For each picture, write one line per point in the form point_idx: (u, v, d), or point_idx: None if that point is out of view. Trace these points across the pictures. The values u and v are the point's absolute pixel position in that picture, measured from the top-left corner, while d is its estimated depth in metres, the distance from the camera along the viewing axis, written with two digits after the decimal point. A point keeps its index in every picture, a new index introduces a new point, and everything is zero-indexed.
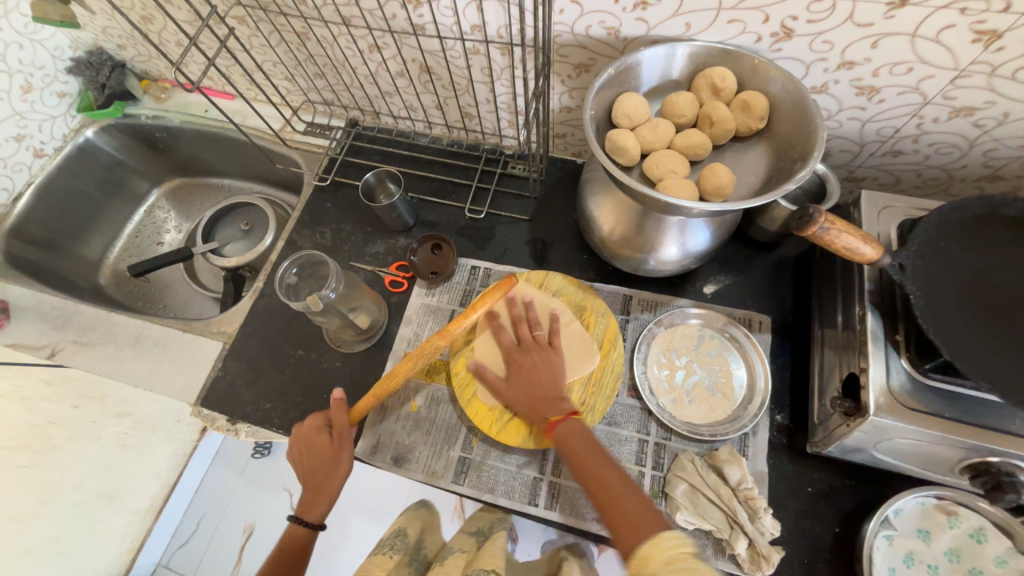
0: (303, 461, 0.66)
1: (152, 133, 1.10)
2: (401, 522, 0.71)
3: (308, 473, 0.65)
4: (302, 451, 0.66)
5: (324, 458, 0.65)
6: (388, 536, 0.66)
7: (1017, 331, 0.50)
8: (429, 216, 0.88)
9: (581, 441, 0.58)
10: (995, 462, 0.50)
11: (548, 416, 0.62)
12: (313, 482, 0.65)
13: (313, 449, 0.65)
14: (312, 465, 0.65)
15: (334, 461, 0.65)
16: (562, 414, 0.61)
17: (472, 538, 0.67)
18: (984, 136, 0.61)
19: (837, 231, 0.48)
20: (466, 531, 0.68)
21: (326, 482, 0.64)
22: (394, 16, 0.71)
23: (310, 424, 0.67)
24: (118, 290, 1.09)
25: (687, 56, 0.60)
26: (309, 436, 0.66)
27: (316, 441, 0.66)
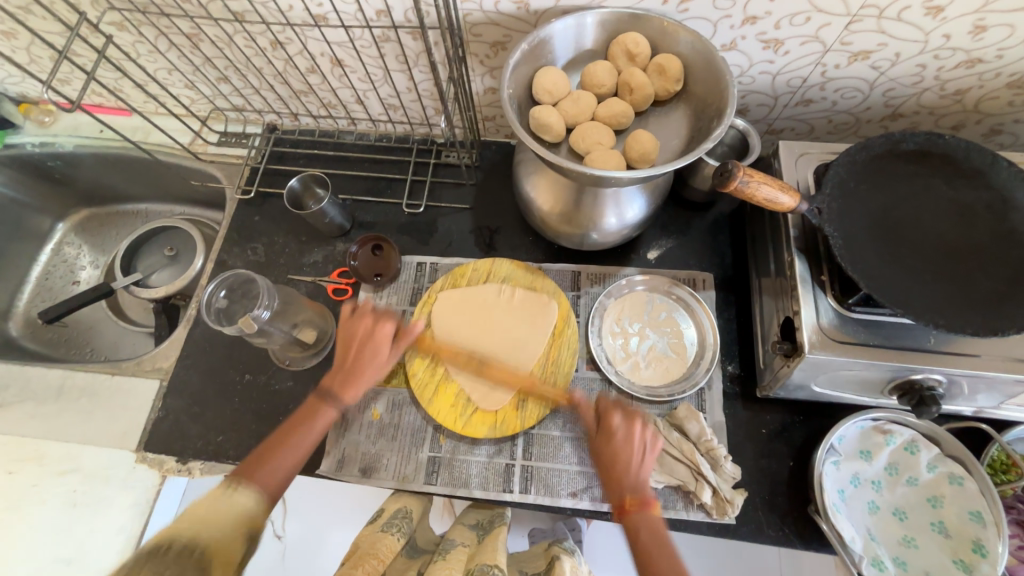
0: (352, 351, 0.63)
1: (43, 163, 0.99)
2: (399, 502, 0.66)
3: (350, 363, 0.62)
4: (354, 338, 0.64)
5: (374, 356, 0.63)
6: (392, 512, 0.64)
7: (924, 257, 0.54)
8: (366, 216, 0.84)
9: (650, 533, 0.51)
10: (917, 379, 0.55)
11: (627, 492, 0.54)
12: (354, 371, 0.62)
13: (370, 341, 0.63)
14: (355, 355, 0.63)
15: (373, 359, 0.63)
16: (641, 496, 0.54)
17: (472, 531, 0.63)
18: (881, 77, 0.64)
19: (756, 183, 0.49)
20: (465, 523, 0.65)
21: (369, 371, 0.62)
22: (291, 7, 0.66)
23: (383, 326, 0.64)
24: (34, 339, 0.99)
25: (598, 25, 0.60)
26: (374, 326, 0.64)
27: (376, 334, 0.64)
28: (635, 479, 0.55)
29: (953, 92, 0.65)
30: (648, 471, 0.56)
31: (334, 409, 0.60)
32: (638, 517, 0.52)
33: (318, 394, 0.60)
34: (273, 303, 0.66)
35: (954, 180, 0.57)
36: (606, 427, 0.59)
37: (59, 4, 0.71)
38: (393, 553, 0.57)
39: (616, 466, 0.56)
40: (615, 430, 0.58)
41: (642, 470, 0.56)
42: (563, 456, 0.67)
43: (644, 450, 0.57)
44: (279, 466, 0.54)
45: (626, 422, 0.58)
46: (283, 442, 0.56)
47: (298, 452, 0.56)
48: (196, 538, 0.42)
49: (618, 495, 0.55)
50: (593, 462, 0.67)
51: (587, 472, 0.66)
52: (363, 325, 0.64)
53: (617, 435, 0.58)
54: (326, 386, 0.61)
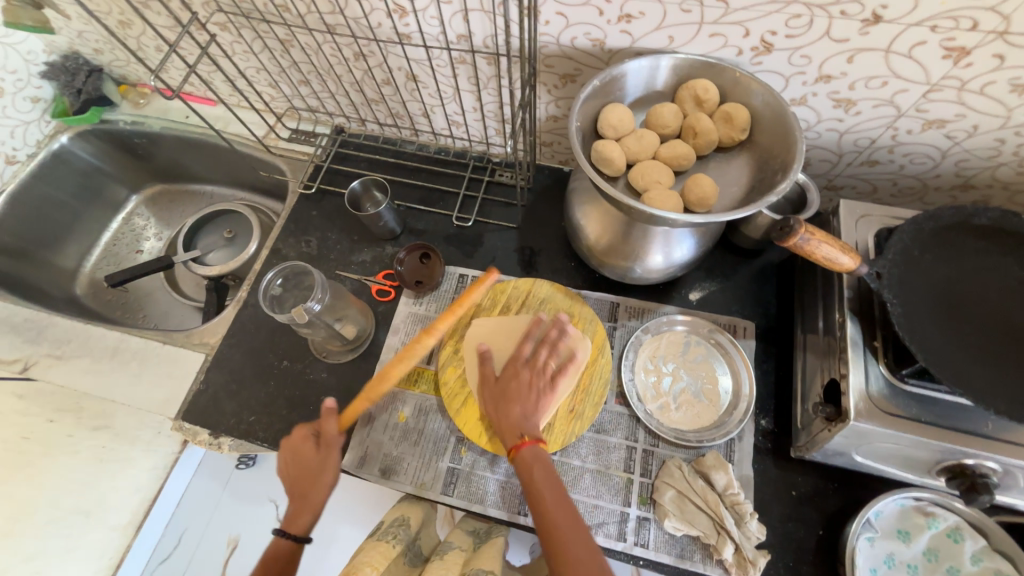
0: (296, 484, 0.61)
1: (130, 139, 1.08)
2: (398, 511, 0.66)
3: (297, 484, 0.61)
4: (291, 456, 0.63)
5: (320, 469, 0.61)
6: (390, 520, 0.64)
7: (988, 337, 0.52)
8: (416, 224, 0.87)
9: (543, 473, 0.58)
10: (970, 464, 0.52)
11: (524, 434, 0.60)
12: (302, 498, 0.60)
13: (303, 456, 0.62)
14: (298, 475, 0.62)
15: (321, 468, 0.61)
16: (535, 437, 0.60)
17: (469, 537, 0.64)
18: (955, 147, 0.63)
19: (816, 242, 0.49)
20: (463, 529, 0.66)
21: (314, 490, 0.61)
22: (379, 24, 0.71)
23: (301, 430, 0.64)
24: (95, 300, 1.06)
25: (670, 68, 0.61)
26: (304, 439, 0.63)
27: (303, 441, 0.63)
28: (531, 422, 0.61)
29: None
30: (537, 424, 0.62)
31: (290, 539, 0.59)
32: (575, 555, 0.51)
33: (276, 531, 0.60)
34: (324, 298, 0.69)
35: None
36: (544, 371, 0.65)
37: (174, 2, 0.79)
38: (386, 561, 0.56)
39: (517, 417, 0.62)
40: (536, 378, 0.64)
41: (538, 417, 0.62)
42: (582, 488, 0.66)
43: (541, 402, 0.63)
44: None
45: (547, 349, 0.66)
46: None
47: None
48: None
49: (514, 439, 0.60)
50: (612, 498, 0.65)
51: (604, 507, 0.65)
52: (308, 446, 0.63)
53: (542, 393, 0.63)
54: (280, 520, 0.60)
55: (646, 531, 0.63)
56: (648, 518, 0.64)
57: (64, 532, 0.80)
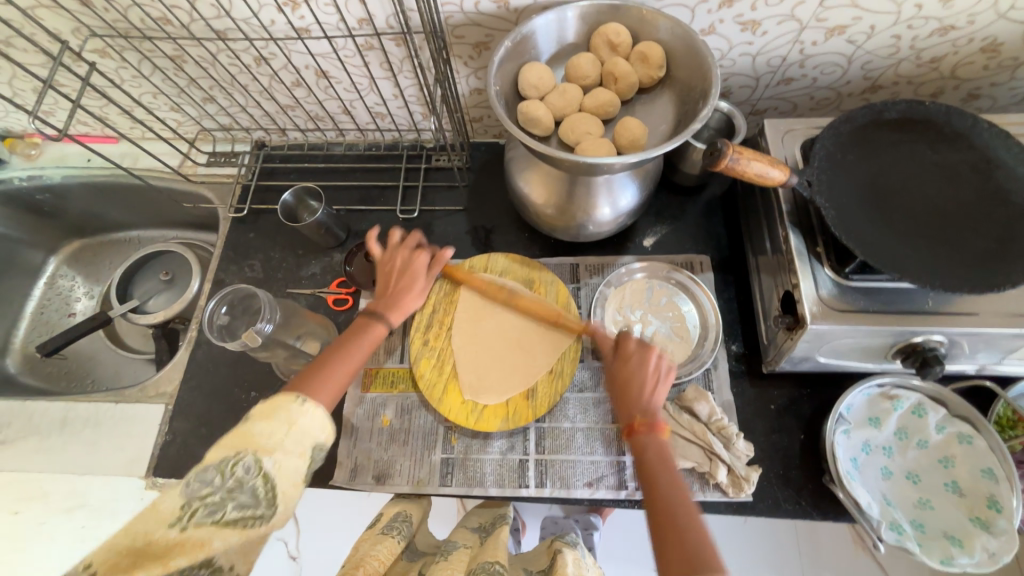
0: (392, 276, 0.63)
1: (32, 197, 0.99)
2: (399, 507, 0.64)
3: (399, 285, 0.62)
4: (392, 267, 0.64)
5: (410, 287, 0.62)
6: (392, 516, 0.62)
7: (915, 220, 0.55)
8: (361, 225, 0.85)
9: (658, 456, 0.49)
10: (919, 341, 0.56)
11: (636, 414, 0.52)
12: (396, 296, 0.61)
13: (407, 270, 0.63)
14: (387, 287, 0.62)
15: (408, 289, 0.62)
16: (649, 417, 0.52)
17: (474, 534, 0.61)
18: (858, 50, 0.66)
19: (746, 160, 0.50)
20: (467, 526, 0.64)
21: (409, 300, 0.62)
22: (272, 21, 0.67)
23: (419, 255, 0.64)
24: (34, 375, 0.98)
25: (578, 18, 0.61)
26: (411, 254, 0.64)
27: (415, 263, 0.64)
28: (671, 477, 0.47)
29: (929, 60, 0.67)
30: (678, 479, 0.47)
31: (381, 325, 0.58)
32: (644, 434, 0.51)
33: (366, 314, 0.59)
34: (276, 317, 0.66)
35: (937, 143, 0.58)
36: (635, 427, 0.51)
37: (40, 35, 0.72)
38: (392, 555, 0.54)
39: (628, 387, 0.54)
40: (645, 445, 0.50)
41: (654, 396, 0.53)
42: (576, 447, 0.67)
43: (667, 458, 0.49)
44: (339, 378, 0.52)
45: (642, 348, 0.56)
46: (328, 360, 0.53)
47: (347, 368, 0.53)
48: (243, 484, 0.38)
49: (627, 417, 0.53)
50: (606, 451, 0.66)
51: (600, 461, 0.66)
52: (400, 254, 0.64)
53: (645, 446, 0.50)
54: (371, 308, 0.60)
55: None
56: None
57: None
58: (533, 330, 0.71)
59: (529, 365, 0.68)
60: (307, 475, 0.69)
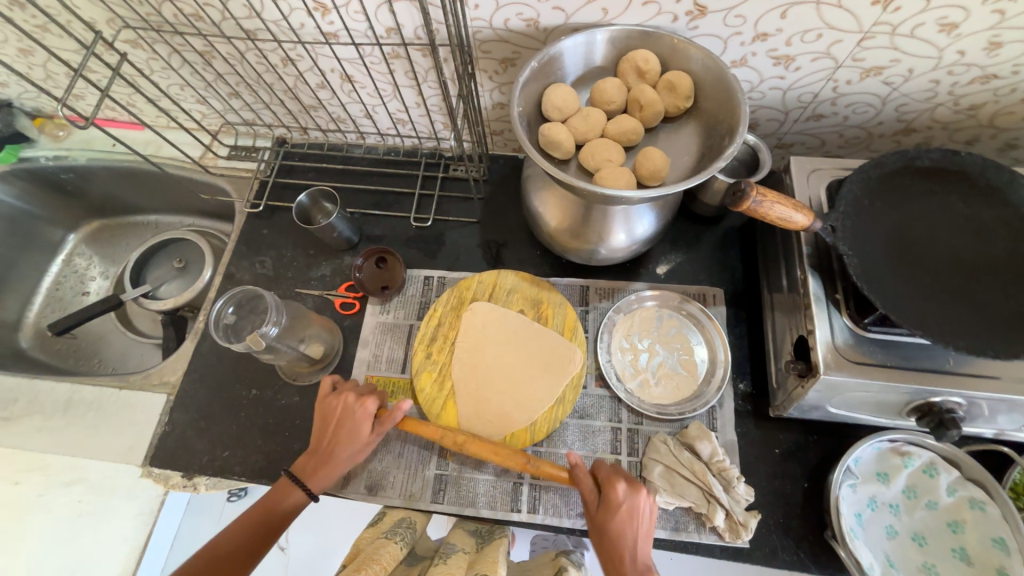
0: (330, 423, 0.61)
1: (56, 176, 1.01)
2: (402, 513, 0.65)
3: (331, 436, 0.60)
4: (333, 416, 0.61)
5: (354, 432, 0.60)
6: (395, 521, 0.63)
7: (941, 276, 0.53)
8: (373, 230, 0.85)
9: None
10: (936, 401, 0.53)
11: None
12: (330, 453, 0.59)
13: (349, 419, 0.60)
14: (333, 437, 0.60)
15: (354, 429, 0.60)
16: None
17: (472, 539, 0.62)
18: (894, 92, 0.64)
19: (769, 203, 0.48)
20: (464, 528, 0.64)
21: (343, 454, 0.59)
22: (301, 25, 0.67)
23: (364, 403, 0.60)
24: (45, 351, 1.00)
25: (608, 42, 0.60)
26: (356, 405, 0.61)
27: (359, 414, 0.60)
28: (637, 565, 0.51)
29: (967, 107, 0.64)
30: (649, 550, 0.52)
31: (300, 493, 0.58)
32: None
33: (289, 475, 0.59)
34: (281, 319, 0.66)
35: (971, 197, 0.56)
36: (608, 500, 0.53)
37: (75, 23, 0.73)
38: (395, 560, 0.55)
39: (621, 546, 0.51)
40: (619, 504, 0.53)
41: (643, 550, 0.52)
42: None
43: (637, 518, 0.53)
44: (275, 524, 0.57)
45: (626, 493, 0.53)
46: (266, 531, 0.56)
47: (285, 494, 0.58)
48: None
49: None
50: None
51: None
52: (342, 400, 0.61)
53: None
54: (298, 468, 0.60)
55: None
56: None
57: None
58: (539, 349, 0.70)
59: (536, 386, 0.67)
60: None
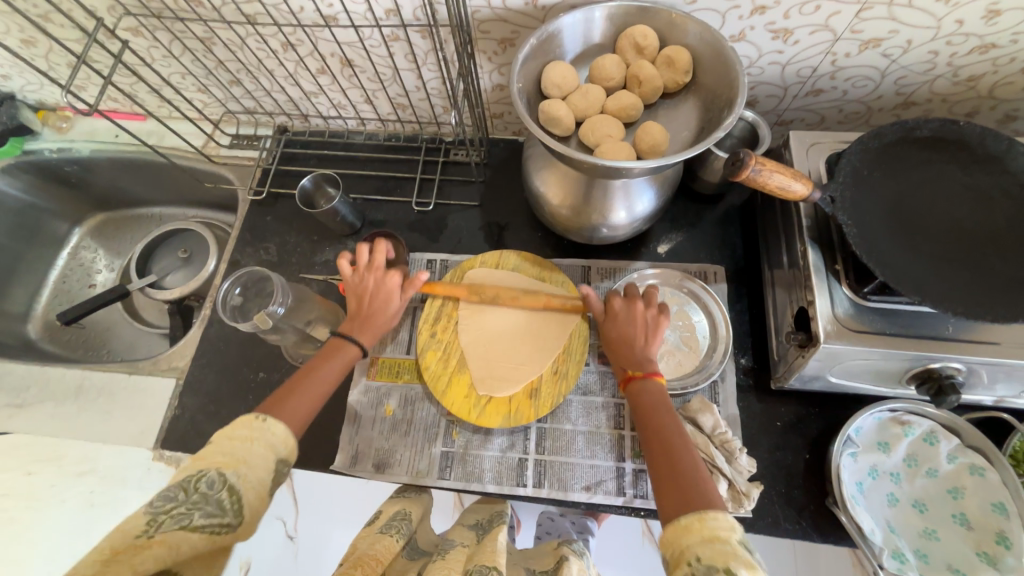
0: (364, 299, 0.64)
1: (61, 168, 1.01)
2: (399, 505, 0.62)
3: (366, 305, 0.63)
4: (363, 291, 0.64)
5: (386, 302, 0.64)
6: (391, 514, 0.60)
7: (940, 243, 0.53)
8: (376, 215, 0.85)
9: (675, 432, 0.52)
10: (936, 368, 0.54)
11: (634, 365, 0.59)
12: (367, 317, 0.63)
13: (382, 291, 0.64)
14: (360, 308, 0.63)
15: (386, 304, 0.64)
16: (648, 368, 0.58)
17: (472, 531, 0.60)
18: (893, 64, 0.64)
19: (768, 172, 0.49)
20: (465, 523, 0.62)
21: (380, 320, 0.63)
22: (301, 8, 0.67)
23: (389, 276, 0.65)
24: (54, 342, 1.01)
25: (606, 18, 0.60)
26: (381, 276, 0.65)
27: (388, 284, 0.64)
28: (644, 356, 0.59)
29: (967, 78, 0.64)
30: (654, 351, 0.60)
31: (354, 348, 0.61)
32: (649, 385, 0.57)
33: (337, 335, 0.61)
34: (287, 300, 0.67)
35: (969, 166, 0.57)
36: (611, 311, 0.63)
37: (76, 11, 0.74)
38: (391, 555, 0.52)
39: (625, 341, 0.60)
40: (619, 311, 0.62)
41: (650, 350, 0.60)
42: (576, 450, 0.67)
43: (649, 329, 0.61)
44: (303, 403, 0.53)
45: (627, 302, 0.63)
46: (311, 370, 0.57)
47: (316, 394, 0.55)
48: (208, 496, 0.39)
49: (625, 368, 0.59)
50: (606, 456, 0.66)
51: (600, 466, 0.66)
52: (369, 276, 0.65)
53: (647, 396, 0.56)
54: (345, 329, 0.62)
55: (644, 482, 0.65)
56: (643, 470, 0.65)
57: None
58: (542, 324, 0.70)
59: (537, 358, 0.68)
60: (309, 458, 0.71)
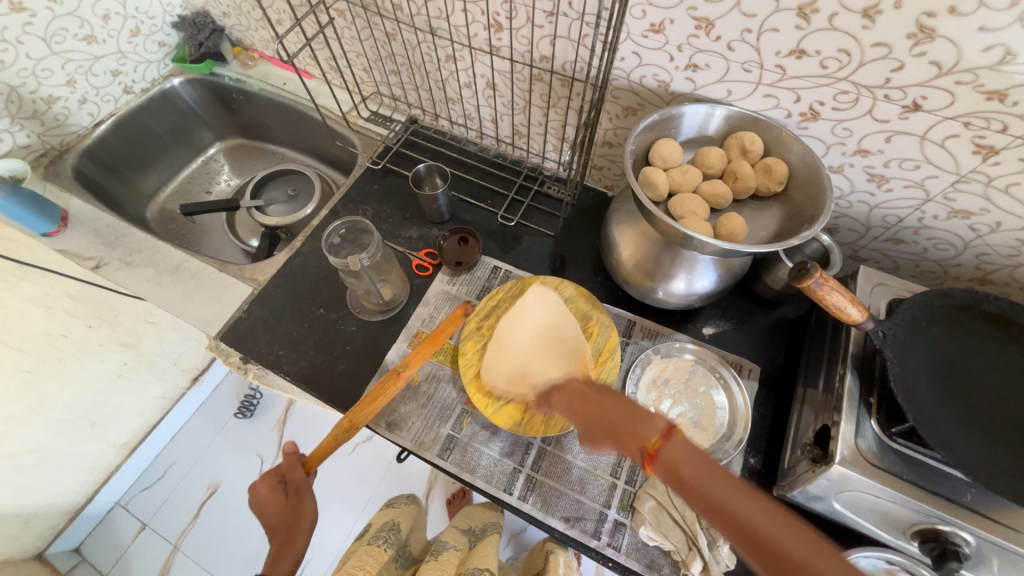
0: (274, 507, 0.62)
1: (230, 94, 1.21)
2: (389, 518, 0.80)
3: (295, 507, 0.62)
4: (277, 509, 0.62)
5: (298, 495, 0.63)
6: (382, 526, 0.78)
7: (978, 412, 0.55)
8: (464, 214, 0.95)
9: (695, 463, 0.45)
10: (944, 530, 0.54)
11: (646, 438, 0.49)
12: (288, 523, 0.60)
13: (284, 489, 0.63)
14: (276, 521, 0.61)
15: (298, 504, 0.62)
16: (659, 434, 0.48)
17: (464, 536, 0.80)
18: (978, 239, 0.67)
19: (829, 289, 0.53)
20: (460, 528, 0.81)
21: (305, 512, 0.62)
22: (476, 34, 0.81)
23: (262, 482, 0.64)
24: (162, 226, 1.18)
25: (723, 118, 0.68)
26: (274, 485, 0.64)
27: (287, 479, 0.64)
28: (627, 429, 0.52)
29: None
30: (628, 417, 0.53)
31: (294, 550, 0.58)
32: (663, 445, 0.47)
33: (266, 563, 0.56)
34: (376, 255, 0.75)
35: None
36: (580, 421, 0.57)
37: None
38: (379, 564, 0.66)
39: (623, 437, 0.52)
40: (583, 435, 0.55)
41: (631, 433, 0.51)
42: (568, 481, 0.70)
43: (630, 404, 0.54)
44: None
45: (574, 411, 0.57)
46: None
47: None
48: None
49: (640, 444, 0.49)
50: (593, 497, 0.69)
51: (585, 503, 0.68)
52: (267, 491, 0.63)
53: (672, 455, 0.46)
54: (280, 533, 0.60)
55: (620, 535, 0.66)
56: (624, 523, 0.67)
57: (76, 429, 1.15)
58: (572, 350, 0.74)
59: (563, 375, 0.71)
60: (333, 394, 0.78)
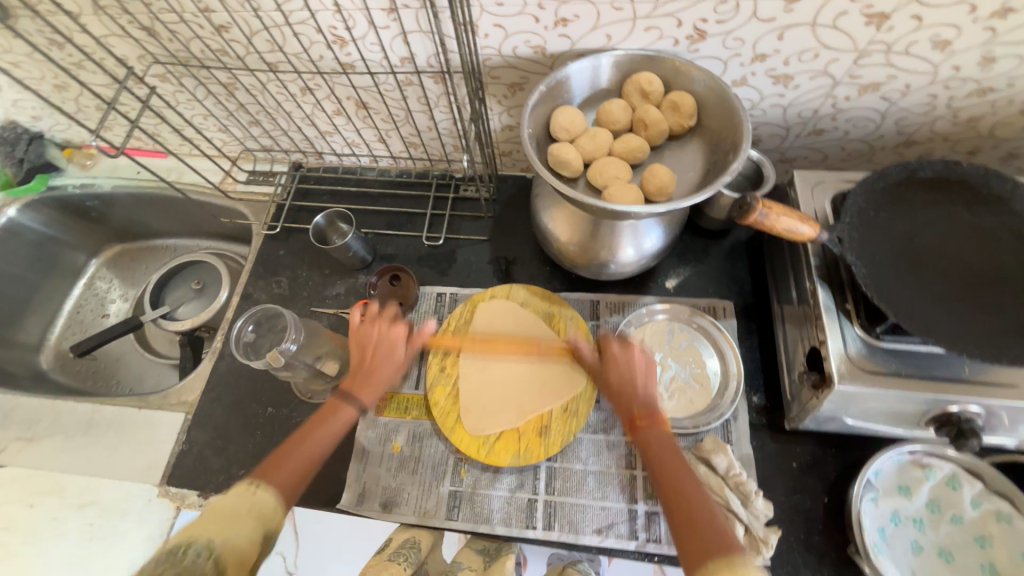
0: (365, 361, 0.63)
1: (82, 203, 1.05)
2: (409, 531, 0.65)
3: (366, 368, 0.62)
4: (368, 344, 0.64)
5: (388, 356, 0.63)
6: (401, 542, 0.63)
7: (952, 283, 0.54)
8: (387, 249, 0.87)
9: (670, 453, 0.52)
10: (954, 411, 0.53)
11: (637, 409, 0.56)
12: (372, 371, 0.62)
13: (382, 346, 0.64)
14: (364, 356, 0.63)
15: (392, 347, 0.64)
16: (648, 409, 0.56)
17: (480, 556, 0.63)
18: (893, 106, 0.65)
19: (775, 215, 0.49)
20: (471, 548, 0.64)
21: (385, 371, 0.63)
22: (321, 56, 0.71)
23: (396, 328, 0.65)
24: (64, 372, 1.02)
25: (612, 65, 0.63)
26: (387, 327, 0.65)
27: (390, 337, 0.64)
28: (645, 395, 0.57)
29: (967, 119, 0.65)
30: (652, 388, 0.57)
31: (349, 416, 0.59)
32: (650, 429, 0.54)
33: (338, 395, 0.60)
34: (300, 336, 0.68)
35: (975, 206, 0.57)
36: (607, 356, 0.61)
37: (108, 60, 0.79)
38: None
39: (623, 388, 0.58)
40: (615, 357, 0.60)
41: (647, 392, 0.57)
42: (588, 491, 0.65)
43: (647, 371, 0.59)
44: (291, 472, 0.51)
45: (623, 348, 0.60)
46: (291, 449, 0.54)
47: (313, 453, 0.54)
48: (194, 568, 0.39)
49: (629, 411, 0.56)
50: (618, 497, 0.65)
51: (612, 507, 0.64)
52: (377, 330, 0.65)
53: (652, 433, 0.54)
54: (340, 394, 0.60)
55: (656, 525, 0.63)
56: (656, 512, 0.64)
57: None
58: (547, 365, 0.70)
59: (519, 392, 0.68)
60: (314, 495, 0.70)
